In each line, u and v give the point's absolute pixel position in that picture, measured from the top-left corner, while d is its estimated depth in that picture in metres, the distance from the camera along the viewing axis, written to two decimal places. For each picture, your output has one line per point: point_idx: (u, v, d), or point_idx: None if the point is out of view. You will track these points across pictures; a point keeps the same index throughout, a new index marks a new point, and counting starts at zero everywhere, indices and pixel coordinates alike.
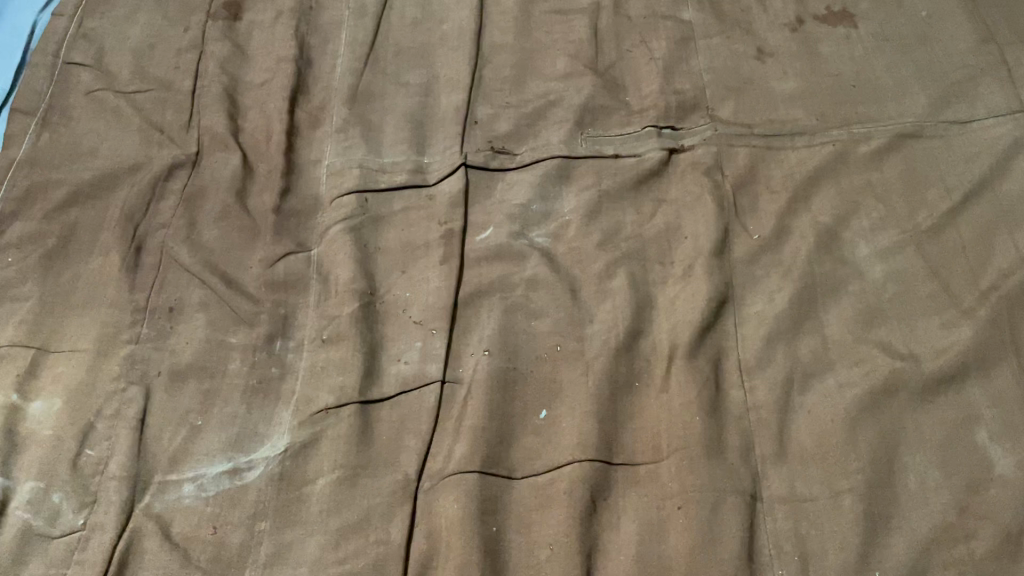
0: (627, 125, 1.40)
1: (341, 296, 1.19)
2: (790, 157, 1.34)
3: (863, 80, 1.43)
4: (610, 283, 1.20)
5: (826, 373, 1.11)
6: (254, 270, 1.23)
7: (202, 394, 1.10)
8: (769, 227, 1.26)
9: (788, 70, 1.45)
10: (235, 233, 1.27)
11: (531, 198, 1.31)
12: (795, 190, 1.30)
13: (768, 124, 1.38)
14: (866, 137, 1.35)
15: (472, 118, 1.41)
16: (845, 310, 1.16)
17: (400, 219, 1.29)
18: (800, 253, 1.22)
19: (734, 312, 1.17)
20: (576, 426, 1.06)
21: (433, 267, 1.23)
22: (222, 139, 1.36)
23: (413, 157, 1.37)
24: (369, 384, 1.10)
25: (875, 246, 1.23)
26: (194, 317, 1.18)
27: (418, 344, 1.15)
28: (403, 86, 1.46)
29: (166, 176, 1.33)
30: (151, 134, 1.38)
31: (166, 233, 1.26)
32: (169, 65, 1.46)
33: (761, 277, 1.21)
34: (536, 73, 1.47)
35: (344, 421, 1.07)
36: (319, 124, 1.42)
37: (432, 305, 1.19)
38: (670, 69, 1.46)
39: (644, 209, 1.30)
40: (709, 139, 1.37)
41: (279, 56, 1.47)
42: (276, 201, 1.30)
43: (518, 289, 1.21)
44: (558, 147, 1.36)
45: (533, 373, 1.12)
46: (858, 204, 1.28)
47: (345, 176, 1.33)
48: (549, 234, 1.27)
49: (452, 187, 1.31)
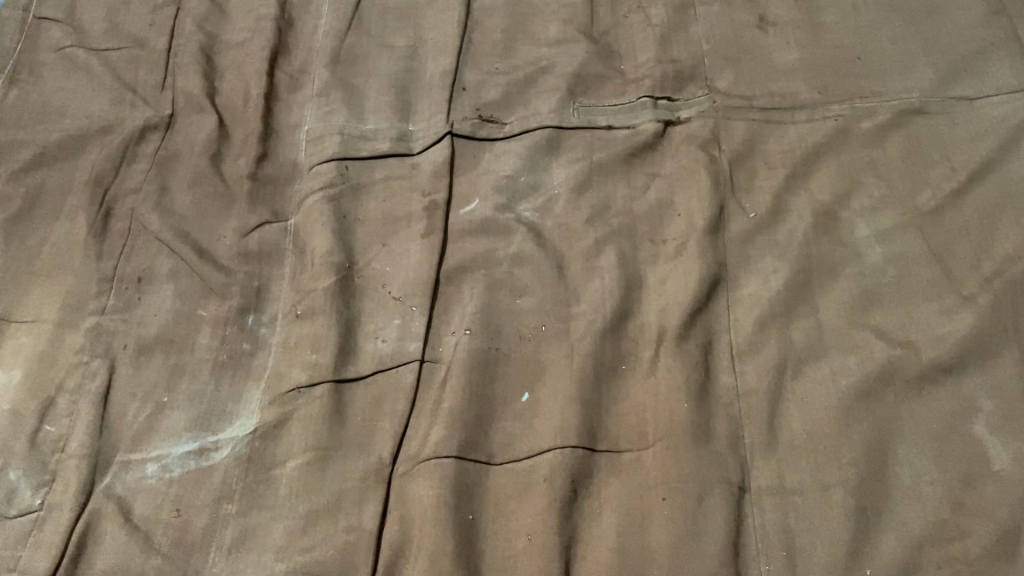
0: (620, 95, 1.34)
1: (317, 269, 1.14)
2: (789, 133, 1.29)
3: (867, 52, 1.37)
4: (598, 261, 1.15)
5: (820, 360, 1.06)
6: (227, 239, 1.17)
7: (168, 369, 1.05)
8: (766, 206, 1.21)
9: (790, 40, 1.40)
10: (208, 201, 1.21)
11: (519, 170, 1.26)
12: (793, 167, 1.25)
13: (767, 97, 1.33)
14: (869, 113, 1.30)
15: (460, 85, 1.35)
16: (841, 294, 1.12)
17: (382, 190, 1.24)
18: (796, 234, 1.18)
19: (726, 293, 1.12)
20: (559, 410, 1.02)
21: (415, 241, 1.18)
22: (197, 101, 1.31)
23: (397, 124, 1.31)
24: (344, 363, 1.06)
25: (874, 227, 1.19)
26: (162, 288, 1.12)
27: (397, 322, 1.11)
28: (388, 48, 1.39)
29: (137, 139, 1.27)
30: (123, 94, 1.32)
31: (137, 199, 1.21)
32: (143, 22, 1.40)
33: (756, 258, 1.16)
34: (528, 38, 1.41)
35: (316, 401, 1.02)
36: (300, 87, 1.36)
37: (413, 281, 1.14)
38: (667, 37, 1.40)
39: (636, 182, 1.25)
40: (706, 111, 1.31)
41: (259, 14, 1.41)
42: (252, 167, 1.24)
43: (503, 266, 1.16)
44: (548, 117, 1.30)
45: (515, 354, 1.08)
46: (858, 183, 1.23)
47: (325, 142, 1.28)
48: (537, 208, 1.22)
49: (436, 157, 1.26)
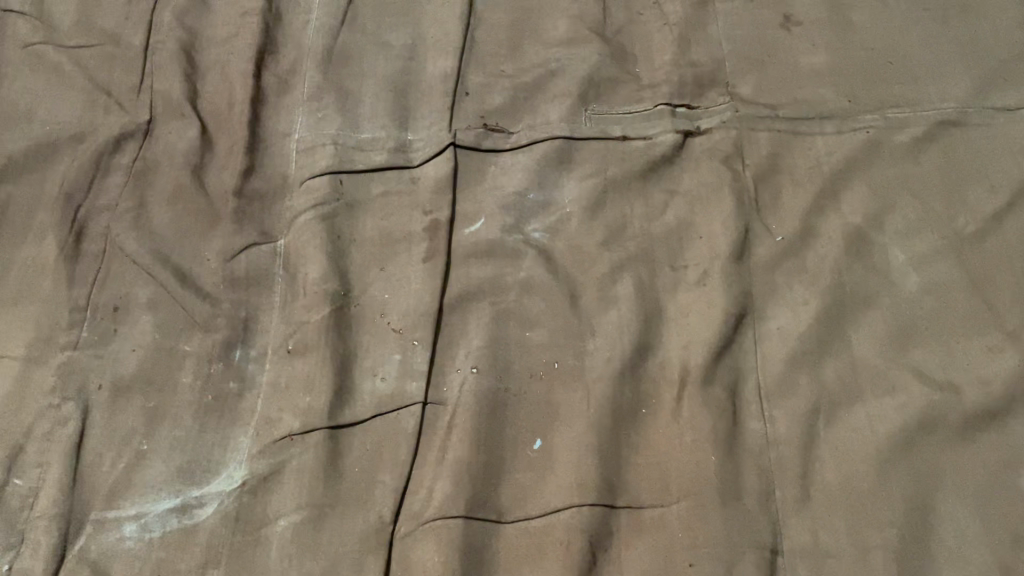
0: (635, 101, 1.25)
1: (309, 298, 1.05)
2: (817, 146, 1.20)
3: (899, 55, 1.27)
4: (614, 290, 1.07)
5: (854, 404, 0.98)
6: (211, 263, 1.08)
7: (147, 413, 0.96)
8: (794, 228, 1.12)
9: (817, 40, 1.30)
10: (189, 219, 1.11)
11: (527, 186, 1.16)
12: (823, 184, 1.16)
13: (793, 105, 1.24)
14: (902, 124, 1.21)
15: (462, 89, 1.25)
16: (876, 328, 1.04)
17: (379, 207, 1.15)
18: (827, 260, 1.09)
19: (753, 327, 1.04)
20: (575, 462, 0.94)
21: (416, 266, 1.09)
22: (177, 106, 1.20)
23: (395, 132, 1.21)
24: (341, 406, 0.97)
25: (909, 252, 1.10)
26: (141, 319, 1.03)
27: (397, 358, 1.02)
28: (385, 46, 1.29)
29: (112, 148, 1.16)
30: (96, 97, 1.21)
31: (112, 217, 1.11)
32: (118, 16, 1.29)
33: (784, 286, 1.08)
34: (535, 35, 1.31)
35: (310, 450, 0.94)
36: (289, 89, 1.25)
37: (413, 311, 1.05)
38: (686, 37, 1.30)
39: (654, 200, 1.15)
40: (728, 121, 1.22)
41: (244, 7, 1.30)
42: (238, 181, 1.14)
43: (510, 294, 1.08)
44: (558, 126, 1.21)
45: (526, 395, 0.99)
46: (892, 202, 1.14)
47: (317, 153, 1.18)
48: (547, 228, 1.13)
49: (437, 171, 1.17)
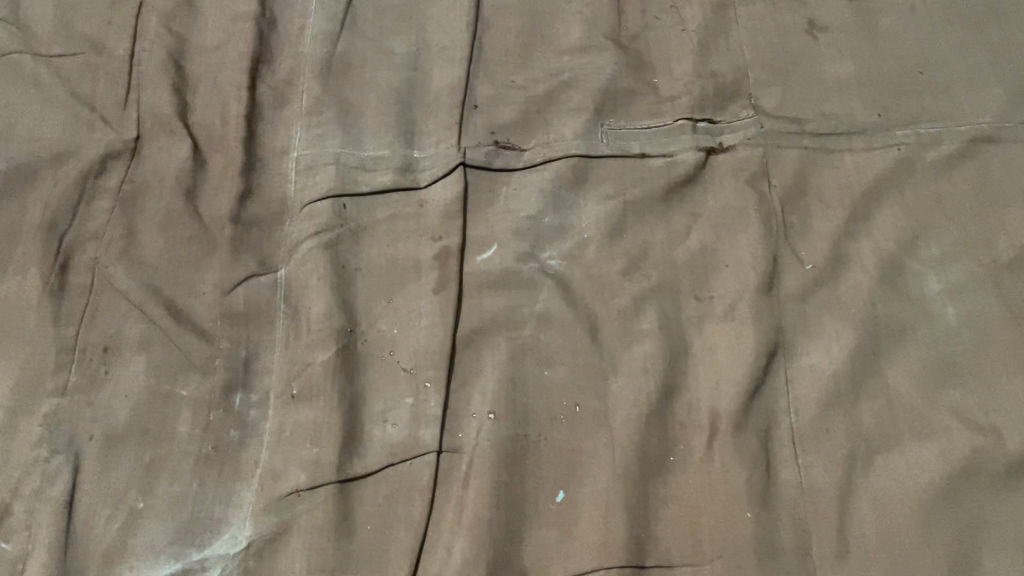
0: (654, 116, 1.18)
1: (314, 336, 0.99)
2: (846, 164, 1.13)
3: (931, 64, 1.20)
4: (638, 324, 1.01)
5: (892, 449, 0.94)
6: (207, 297, 1.01)
7: (143, 466, 0.91)
8: (825, 254, 1.06)
9: (843, 48, 1.22)
10: (182, 248, 1.04)
11: (542, 209, 1.10)
12: (853, 207, 1.10)
13: (820, 119, 1.17)
14: (935, 140, 1.14)
15: (471, 102, 1.18)
16: (913, 365, 0.99)
17: (385, 232, 1.08)
18: (860, 290, 1.04)
19: (785, 365, 0.99)
20: (601, 518, 0.89)
21: (426, 298, 1.03)
22: (167, 121, 1.12)
23: (400, 150, 1.14)
24: (350, 456, 0.92)
25: (945, 281, 1.05)
26: (133, 360, 0.96)
27: (408, 402, 0.96)
28: (387, 54, 1.21)
29: (98, 169, 1.09)
30: (78, 110, 1.13)
31: (99, 246, 1.03)
32: (100, 20, 1.20)
33: (815, 319, 1.02)
34: (547, 42, 1.23)
35: (318, 508, 0.89)
36: (286, 102, 1.17)
37: (425, 350, 0.99)
38: (706, 44, 1.22)
39: (676, 223, 1.09)
40: (753, 136, 1.15)
41: (235, 11, 1.21)
42: (235, 206, 1.07)
43: (527, 328, 1.01)
44: (574, 143, 1.14)
45: (547, 441, 0.94)
46: (925, 225, 1.08)
47: (318, 173, 1.11)
48: (563, 255, 1.07)
49: (447, 193, 1.10)
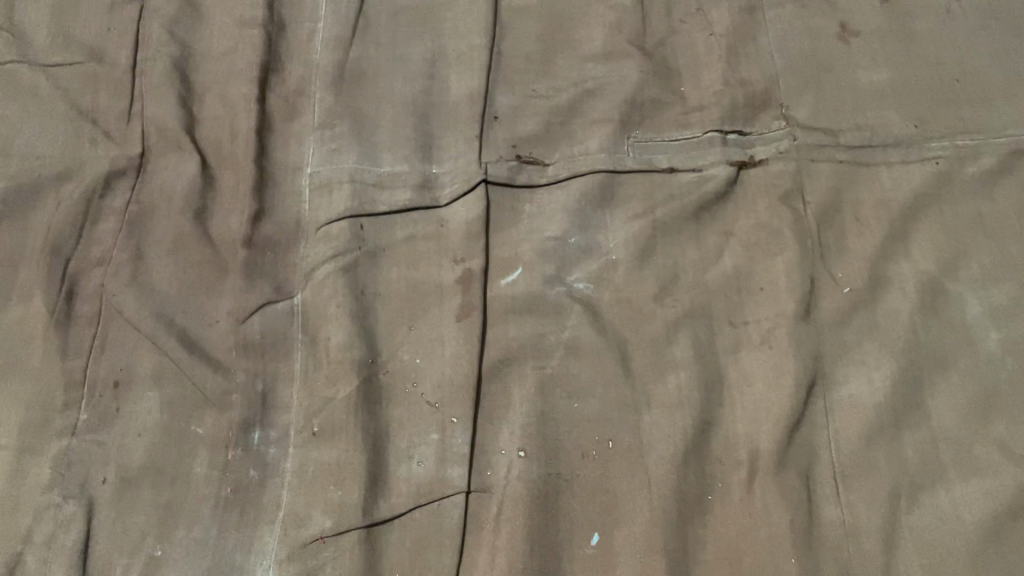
0: (682, 126, 1.13)
1: (333, 369, 0.95)
2: (882, 179, 1.08)
3: (969, 70, 1.14)
4: (671, 354, 0.97)
5: (937, 485, 0.91)
6: (221, 326, 0.97)
7: (161, 511, 0.88)
8: (862, 277, 1.02)
9: (877, 54, 1.16)
10: (194, 274, 1.00)
11: (567, 229, 1.05)
12: (892, 225, 1.05)
13: (854, 131, 1.11)
14: (974, 153, 1.09)
15: (491, 114, 1.13)
16: (956, 395, 0.95)
17: (405, 253, 1.03)
18: (900, 316, 1.00)
19: (824, 396, 0.96)
20: (638, 562, 0.88)
21: (449, 326, 0.99)
22: (173, 136, 1.07)
23: (418, 165, 1.09)
24: (375, 499, 0.89)
25: (988, 303, 1.01)
26: (146, 396, 0.92)
27: (434, 437, 0.92)
28: (401, 62, 1.15)
29: (103, 189, 1.04)
30: (80, 124, 1.08)
31: (106, 273, 0.99)
32: (100, 27, 1.14)
33: (854, 347, 0.98)
34: (568, 48, 1.17)
35: (346, 556, 0.87)
36: (297, 114, 1.12)
37: (449, 382, 0.95)
38: (735, 50, 1.17)
39: (708, 243, 1.05)
40: (786, 150, 1.10)
41: (242, 17, 1.16)
42: (247, 228, 1.02)
43: (555, 357, 0.98)
44: (600, 158, 1.10)
45: (579, 480, 0.92)
46: (966, 244, 1.04)
47: (334, 192, 1.06)
48: (591, 277, 1.03)
49: (469, 213, 1.05)
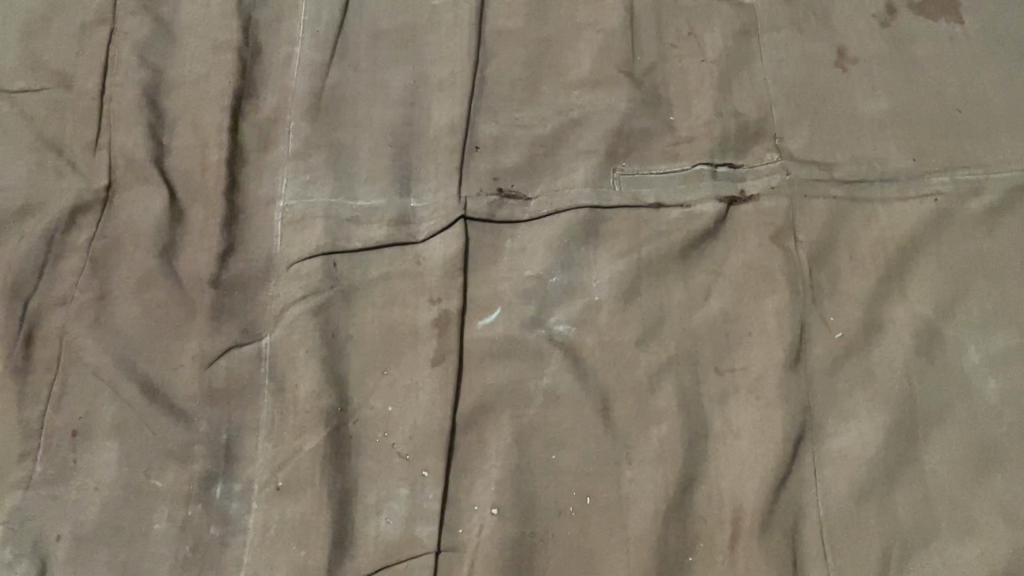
0: (671, 159, 1.08)
1: (300, 419, 0.92)
2: (878, 216, 1.03)
3: (972, 99, 1.09)
4: (654, 404, 0.94)
5: (930, 547, 0.88)
6: (185, 371, 0.94)
7: (115, 570, 0.86)
8: (857, 322, 0.98)
9: (876, 82, 1.11)
10: (160, 316, 0.96)
11: (549, 267, 1.01)
12: (889, 265, 1.01)
13: (851, 164, 1.06)
14: (975, 190, 1.04)
15: (472, 144, 1.08)
16: (953, 450, 0.91)
17: (380, 292, 0.99)
18: (895, 364, 0.95)
19: (813, 451, 0.92)
20: None
21: (423, 371, 0.95)
22: (141, 169, 1.03)
23: (395, 199, 1.05)
24: (341, 558, 0.87)
25: (987, 350, 0.96)
26: (104, 447, 0.90)
27: (403, 493, 0.90)
28: (380, 87, 1.10)
29: (66, 225, 1.00)
30: (45, 154, 1.04)
31: (67, 314, 0.96)
32: (67, 51, 1.10)
33: (846, 397, 0.94)
34: (554, 74, 1.12)
35: None
36: (270, 142, 1.07)
37: (421, 433, 0.92)
38: (728, 78, 1.12)
39: (696, 283, 1.00)
40: (779, 185, 1.05)
41: (215, 41, 1.11)
42: (216, 267, 0.99)
43: (534, 404, 0.94)
44: (584, 193, 1.05)
45: (555, 539, 0.89)
46: (966, 286, 0.99)
47: (306, 228, 1.02)
48: (572, 319, 0.98)
49: (447, 250, 1.01)
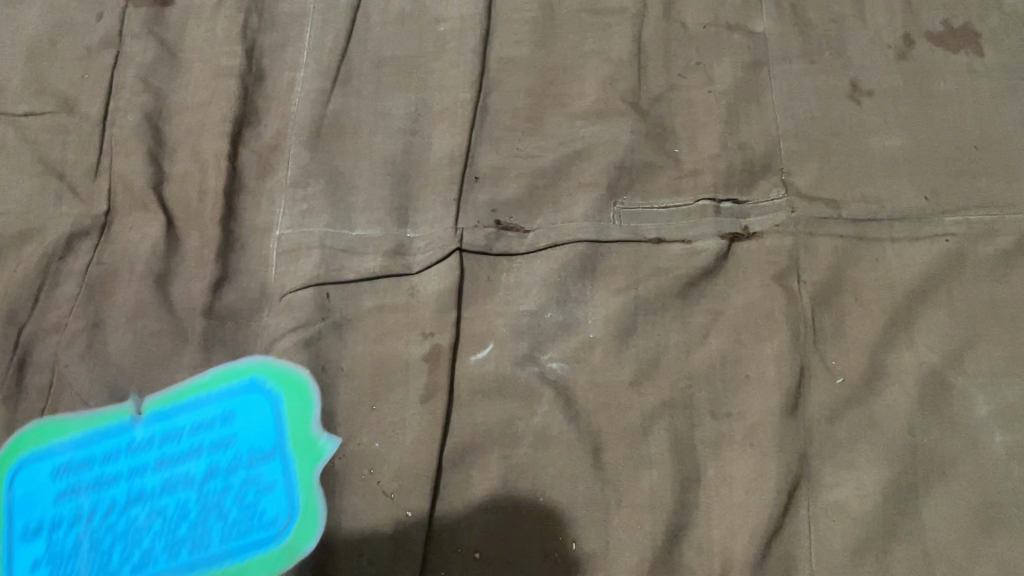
0: (674, 193, 1.06)
1: None
2: (887, 256, 1.00)
3: (989, 136, 1.05)
4: (646, 447, 0.92)
5: None
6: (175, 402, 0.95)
7: None
8: (860, 367, 0.95)
9: (890, 116, 1.08)
10: (151, 346, 0.97)
11: (545, 303, 0.99)
12: (896, 309, 0.97)
13: (860, 201, 1.03)
14: (990, 231, 1.00)
15: (471, 174, 1.07)
16: (955, 505, 0.88)
17: (372, 326, 0.98)
18: (897, 414, 0.92)
19: (809, 501, 0.89)
20: None
21: (412, 408, 0.94)
22: (139, 194, 1.03)
23: (392, 230, 1.03)
24: None
25: (997, 402, 0.92)
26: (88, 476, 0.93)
27: (386, 532, 0.89)
28: (381, 115, 1.09)
29: (64, 250, 1.01)
30: (48, 180, 1.05)
31: (60, 342, 0.97)
32: (73, 75, 1.11)
33: (846, 446, 0.91)
34: (558, 104, 1.11)
35: None
36: (270, 170, 1.07)
37: (407, 472, 0.91)
38: (736, 109, 1.09)
39: (694, 323, 0.98)
40: (785, 223, 1.02)
41: (219, 66, 1.12)
42: (208, 297, 0.99)
43: (524, 445, 0.92)
44: (583, 226, 1.03)
45: None
46: (977, 333, 0.96)
47: (300, 258, 1.01)
48: (566, 357, 0.97)
49: (441, 283, 0.99)
